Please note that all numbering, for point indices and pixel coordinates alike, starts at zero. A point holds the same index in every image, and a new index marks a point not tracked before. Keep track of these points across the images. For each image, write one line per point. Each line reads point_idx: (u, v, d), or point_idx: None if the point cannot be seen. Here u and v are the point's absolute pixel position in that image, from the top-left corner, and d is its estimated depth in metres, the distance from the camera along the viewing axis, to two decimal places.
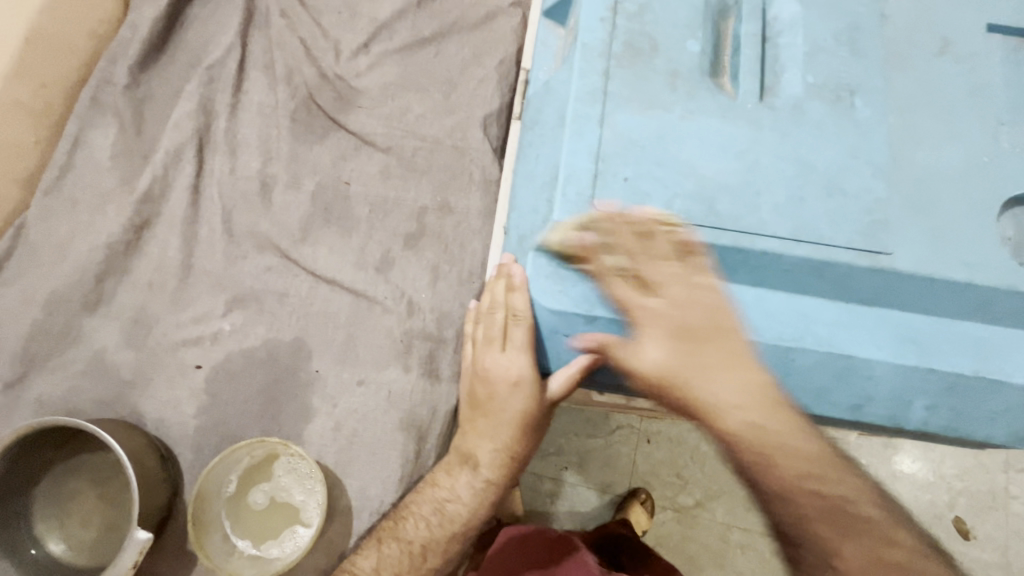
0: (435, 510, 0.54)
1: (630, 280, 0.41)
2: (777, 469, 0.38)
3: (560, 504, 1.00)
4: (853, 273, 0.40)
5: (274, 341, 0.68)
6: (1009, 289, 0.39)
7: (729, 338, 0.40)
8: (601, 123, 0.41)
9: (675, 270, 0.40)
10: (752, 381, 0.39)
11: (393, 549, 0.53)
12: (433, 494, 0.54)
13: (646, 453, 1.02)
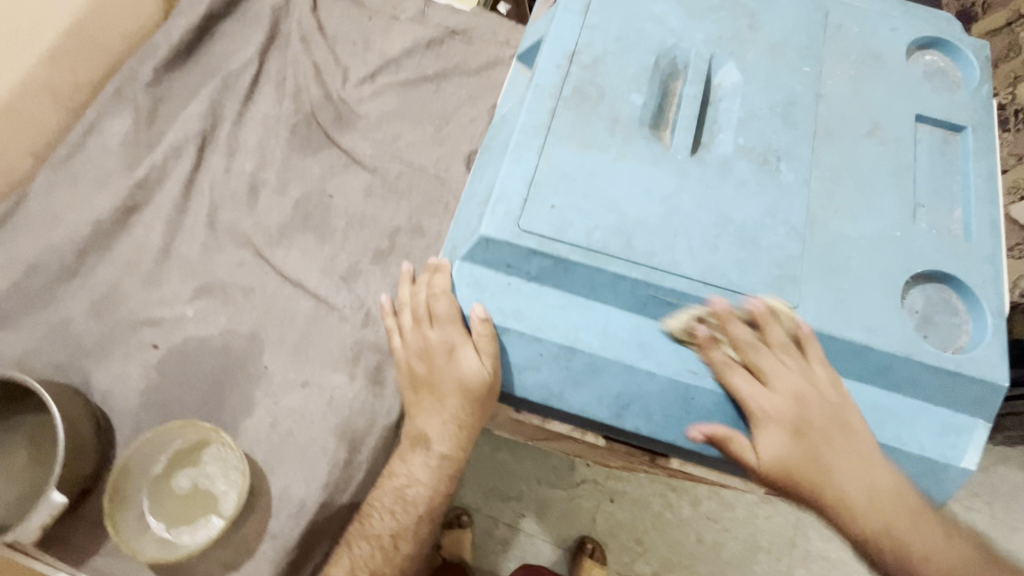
0: (396, 498, 0.53)
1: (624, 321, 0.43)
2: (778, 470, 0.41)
3: (514, 552, 1.01)
4: (757, 321, 0.42)
5: (231, 332, 0.70)
6: (906, 357, 0.41)
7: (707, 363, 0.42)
8: (539, 153, 0.45)
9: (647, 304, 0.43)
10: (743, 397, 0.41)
11: (364, 549, 0.52)
12: (391, 484, 0.53)
13: (607, 513, 1.03)
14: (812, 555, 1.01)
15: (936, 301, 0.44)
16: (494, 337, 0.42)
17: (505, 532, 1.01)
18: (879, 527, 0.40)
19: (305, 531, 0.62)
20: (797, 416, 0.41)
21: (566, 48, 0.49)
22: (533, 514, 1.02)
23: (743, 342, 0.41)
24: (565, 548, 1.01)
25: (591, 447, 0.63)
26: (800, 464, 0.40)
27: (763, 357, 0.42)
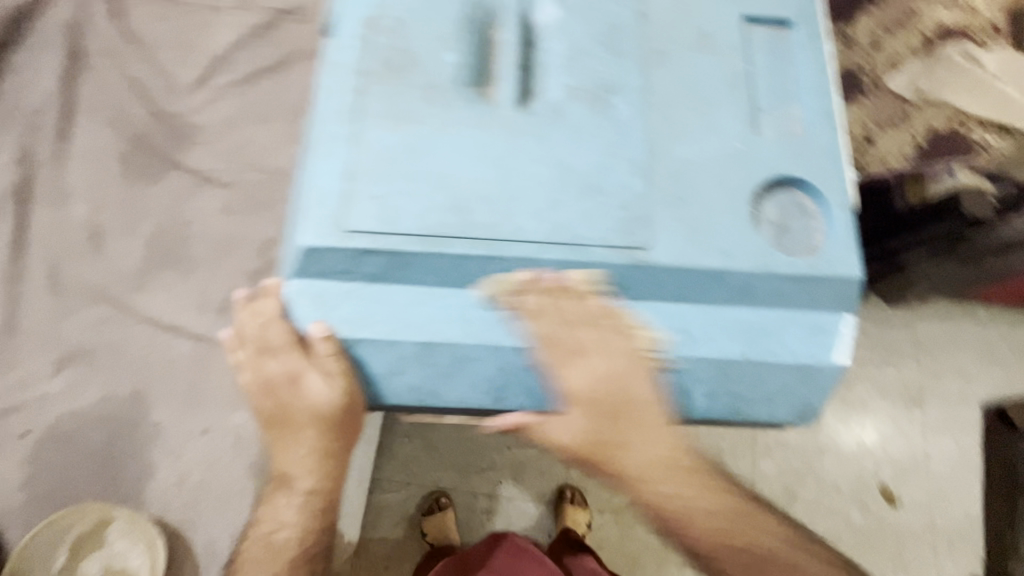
0: (264, 542, 0.50)
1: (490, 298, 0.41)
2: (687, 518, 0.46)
3: (498, 522, 0.97)
4: (614, 271, 0.40)
5: (109, 397, 0.64)
6: (763, 272, 0.40)
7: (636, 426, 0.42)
8: (351, 142, 0.40)
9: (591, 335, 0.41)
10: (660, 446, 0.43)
11: None
12: (260, 529, 0.50)
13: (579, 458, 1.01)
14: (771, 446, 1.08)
15: (790, 206, 0.43)
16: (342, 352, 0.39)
17: (485, 503, 0.97)
18: (673, 492, 0.45)
19: None
20: (620, 398, 0.41)
21: (362, 15, 0.44)
22: (509, 479, 0.99)
23: (581, 318, 0.40)
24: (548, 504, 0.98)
25: None
26: (608, 436, 0.42)
27: (580, 335, 0.41)
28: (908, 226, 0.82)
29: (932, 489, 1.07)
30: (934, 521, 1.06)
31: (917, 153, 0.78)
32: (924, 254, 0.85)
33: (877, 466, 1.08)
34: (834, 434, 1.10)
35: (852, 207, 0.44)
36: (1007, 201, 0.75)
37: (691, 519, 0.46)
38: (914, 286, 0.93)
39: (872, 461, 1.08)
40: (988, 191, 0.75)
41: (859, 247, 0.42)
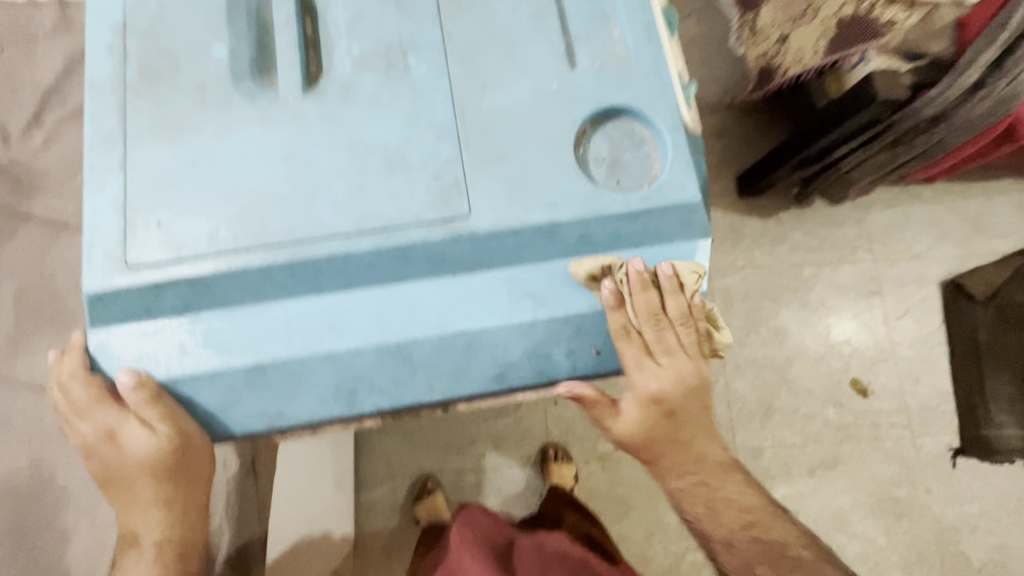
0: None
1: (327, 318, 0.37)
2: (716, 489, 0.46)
3: (489, 493, 0.94)
4: (435, 248, 0.37)
5: (9, 473, 0.61)
6: (594, 216, 0.38)
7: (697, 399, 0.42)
8: (121, 167, 0.36)
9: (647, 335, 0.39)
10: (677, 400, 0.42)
11: None
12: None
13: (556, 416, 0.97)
14: (742, 363, 1.08)
15: (620, 137, 0.40)
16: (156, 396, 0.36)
17: (473, 478, 0.94)
18: (695, 476, 0.45)
19: None
20: (677, 398, 0.41)
21: (112, 23, 0.39)
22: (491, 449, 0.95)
23: (646, 314, 0.38)
24: (534, 465, 0.94)
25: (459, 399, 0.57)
26: (660, 437, 0.43)
27: (642, 335, 0.39)
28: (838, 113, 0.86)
29: (901, 373, 1.09)
30: (908, 403, 1.08)
31: (829, 41, 0.78)
32: (854, 139, 0.88)
33: (845, 362, 1.09)
34: (802, 342, 1.10)
35: (684, 125, 0.41)
36: (922, 76, 0.77)
37: (715, 516, 0.46)
38: (855, 171, 0.95)
39: (840, 358, 1.09)
40: (897, 72, 0.77)
41: (693, 167, 0.39)
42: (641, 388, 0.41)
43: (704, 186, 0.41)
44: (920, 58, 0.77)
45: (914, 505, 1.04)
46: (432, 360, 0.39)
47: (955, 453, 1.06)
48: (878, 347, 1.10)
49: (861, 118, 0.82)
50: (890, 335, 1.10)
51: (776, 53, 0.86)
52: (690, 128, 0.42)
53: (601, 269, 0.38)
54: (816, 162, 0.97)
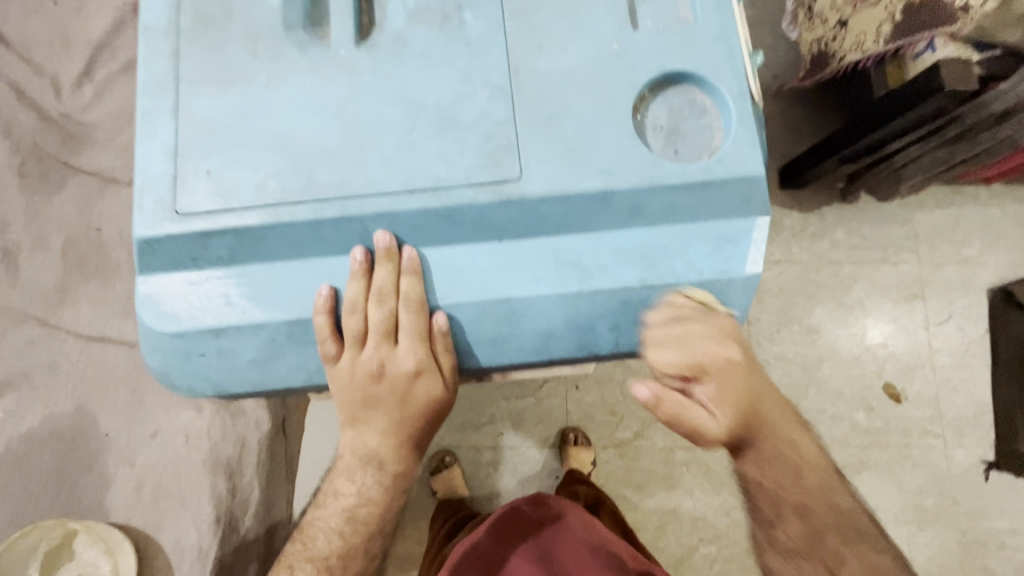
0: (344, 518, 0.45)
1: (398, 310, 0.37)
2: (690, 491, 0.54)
3: (506, 473, 0.87)
4: (483, 211, 0.36)
5: (54, 416, 0.63)
6: (650, 186, 0.36)
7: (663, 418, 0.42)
8: (174, 113, 0.36)
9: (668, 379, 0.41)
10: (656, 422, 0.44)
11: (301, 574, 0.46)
12: (334, 504, 0.45)
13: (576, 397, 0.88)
14: (771, 360, 1.04)
15: (684, 105, 0.38)
16: (232, 343, 0.37)
17: (490, 456, 0.86)
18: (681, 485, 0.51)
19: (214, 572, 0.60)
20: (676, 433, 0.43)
21: None
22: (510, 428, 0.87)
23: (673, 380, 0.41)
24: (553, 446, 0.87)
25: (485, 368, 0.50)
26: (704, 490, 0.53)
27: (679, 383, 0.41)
28: (901, 103, 0.80)
29: (938, 381, 1.05)
30: (942, 412, 1.03)
31: (892, 28, 0.73)
32: (910, 133, 0.84)
33: (879, 366, 1.05)
34: (835, 340, 1.05)
35: (749, 95, 0.38)
36: (989, 69, 0.73)
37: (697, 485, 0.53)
38: (910, 166, 0.92)
39: (872, 361, 1.04)
40: (965, 66, 0.71)
41: (757, 140, 0.37)
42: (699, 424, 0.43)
43: (765, 161, 0.39)
44: (992, 48, 0.72)
45: (937, 514, 1.01)
46: (474, 324, 0.38)
47: (988, 467, 1.02)
48: (917, 351, 1.06)
49: (925, 109, 0.77)
50: (929, 340, 1.04)
51: (832, 37, 0.82)
52: (756, 100, 0.40)
53: (658, 253, 0.38)
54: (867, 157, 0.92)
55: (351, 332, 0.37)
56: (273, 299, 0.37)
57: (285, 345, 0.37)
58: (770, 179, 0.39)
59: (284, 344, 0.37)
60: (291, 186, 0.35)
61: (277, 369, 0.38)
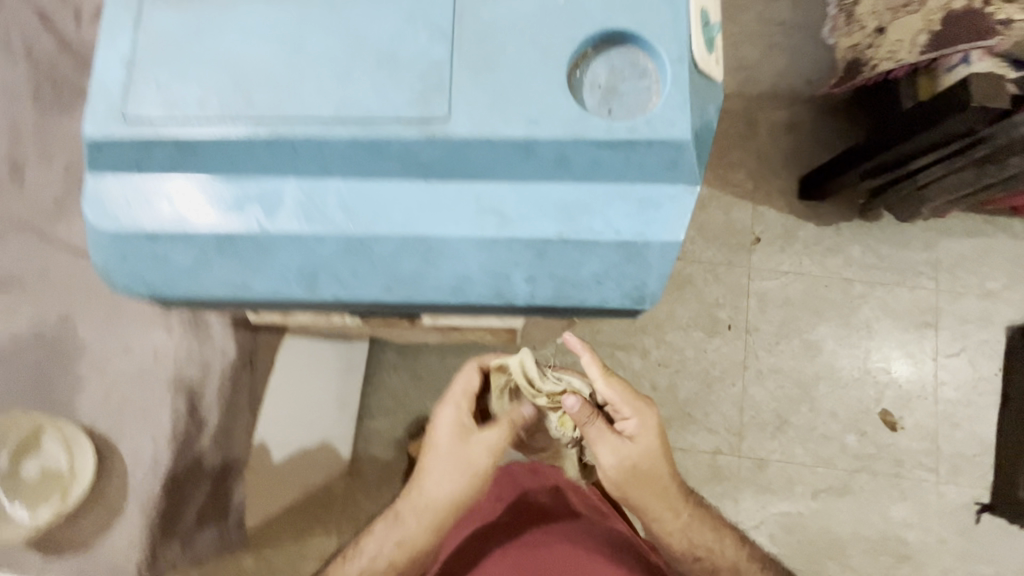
0: None
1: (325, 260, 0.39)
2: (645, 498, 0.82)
3: None
4: (409, 147, 0.37)
5: (39, 318, 0.67)
6: (573, 139, 0.36)
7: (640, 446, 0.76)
8: (134, 25, 0.38)
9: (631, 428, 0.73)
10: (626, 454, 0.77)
11: None
12: None
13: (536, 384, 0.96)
14: None
15: (623, 64, 0.38)
16: (166, 249, 0.39)
17: None
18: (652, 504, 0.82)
19: (165, 482, 0.65)
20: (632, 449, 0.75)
21: None
22: None
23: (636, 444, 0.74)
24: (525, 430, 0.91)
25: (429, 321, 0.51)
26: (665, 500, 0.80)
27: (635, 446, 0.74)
28: (931, 113, 1.09)
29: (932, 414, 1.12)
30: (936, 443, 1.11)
31: None
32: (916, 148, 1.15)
33: None
34: None
35: (691, 61, 0.38)
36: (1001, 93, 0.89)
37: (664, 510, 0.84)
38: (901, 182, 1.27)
39: None
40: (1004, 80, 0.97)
41: (689, 105, 0.37)
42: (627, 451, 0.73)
43: (700, 130, 0.39)
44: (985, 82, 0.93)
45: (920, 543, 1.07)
46: (393, 259, 0.39)
47: None
48: None
49: (960, 126, 1.03)
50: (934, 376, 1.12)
51: None
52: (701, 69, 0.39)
53: (579, 210, 0.38)
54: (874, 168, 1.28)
55: (278, 255, 0.39)
56: (208, 212, 0.39)
57: (214, 261, 0.39)
58: (699, 151, 0.38)
59: (216, 259, 0.39)
60: (230, 105, 0.37)
61: (208, 283, 0.40)
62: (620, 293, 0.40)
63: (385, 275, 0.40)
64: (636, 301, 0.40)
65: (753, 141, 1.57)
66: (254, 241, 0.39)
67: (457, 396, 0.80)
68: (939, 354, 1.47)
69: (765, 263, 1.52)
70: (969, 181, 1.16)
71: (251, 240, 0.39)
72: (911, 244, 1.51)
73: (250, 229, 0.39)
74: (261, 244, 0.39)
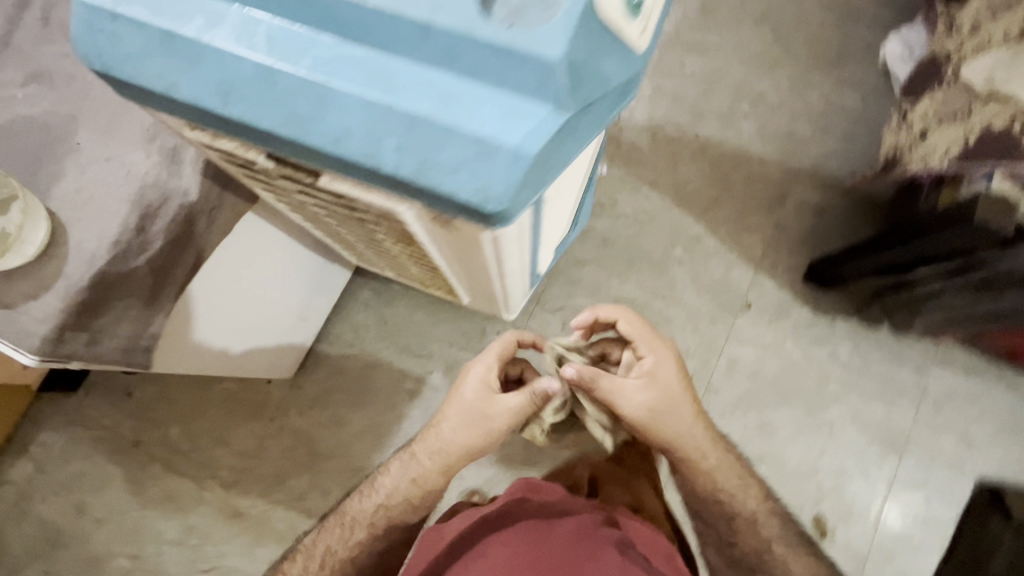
0: None
1: (241, 82, 0.45)
2: (685, 442, 0.96)
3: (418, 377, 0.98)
4: (331, 3, 0.43)
5: (52, 112, 0.77)
6: (463, 34, 0.41)
7: (671, 397, 0.93)
8: None
9: (653, 378, 0.92)
10: (663, 395, 0.93)
11: None
12: None
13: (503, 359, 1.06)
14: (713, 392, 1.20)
15: None
16: (124, 34, 0.46)
17: None
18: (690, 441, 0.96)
19: (92, 278, 0.72)
20: (659, 391, 0.92)
21: None
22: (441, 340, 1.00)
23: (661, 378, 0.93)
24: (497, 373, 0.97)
25: (338, 194, 0.56)
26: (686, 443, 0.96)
27: (659, 378, 0.92)
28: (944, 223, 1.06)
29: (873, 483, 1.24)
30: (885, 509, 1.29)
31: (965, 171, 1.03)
32: (932, 265, 1.12)
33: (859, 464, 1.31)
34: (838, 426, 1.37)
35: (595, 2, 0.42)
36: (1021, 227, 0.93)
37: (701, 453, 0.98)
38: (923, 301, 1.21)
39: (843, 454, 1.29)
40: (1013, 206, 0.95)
41: (573, 32, 0.40)
42: (641, 396, 0.91)
43: (585, 65, 0.42)
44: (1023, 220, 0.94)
45: None
46: (292, 96, 0.44)
47: None
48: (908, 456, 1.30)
49: (962, 242, 1.01)
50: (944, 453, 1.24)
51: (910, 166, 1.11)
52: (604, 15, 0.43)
53: (454, 100, 0.42)
54: (891, 275, 1.24)
55: (206, 66, 0.45)
56: (164, 13, 0.45)
57: (156, 56, 0.46)
58: (574, 82, 0.42)
59: (159, 56, 0.46)
60: None
61: (150, 76, 0.47)
62: (471, 187, 0.43)
63: (284, 109, 0.45)
64: (484, 201, 0.44)
65: (777, 211, 1.56)
66: (191, 50, 0.45)
67: (489, 356, 0.94)
68: (898, 480, 1.40)
69: (749, 330, 1.49)
70: (964, 305, 1.14)
71: (189, 47, 0.45)
72: (904, 361, 1.44)
73: (190, 37, 0.45)
74: (196, 54, 0.45)
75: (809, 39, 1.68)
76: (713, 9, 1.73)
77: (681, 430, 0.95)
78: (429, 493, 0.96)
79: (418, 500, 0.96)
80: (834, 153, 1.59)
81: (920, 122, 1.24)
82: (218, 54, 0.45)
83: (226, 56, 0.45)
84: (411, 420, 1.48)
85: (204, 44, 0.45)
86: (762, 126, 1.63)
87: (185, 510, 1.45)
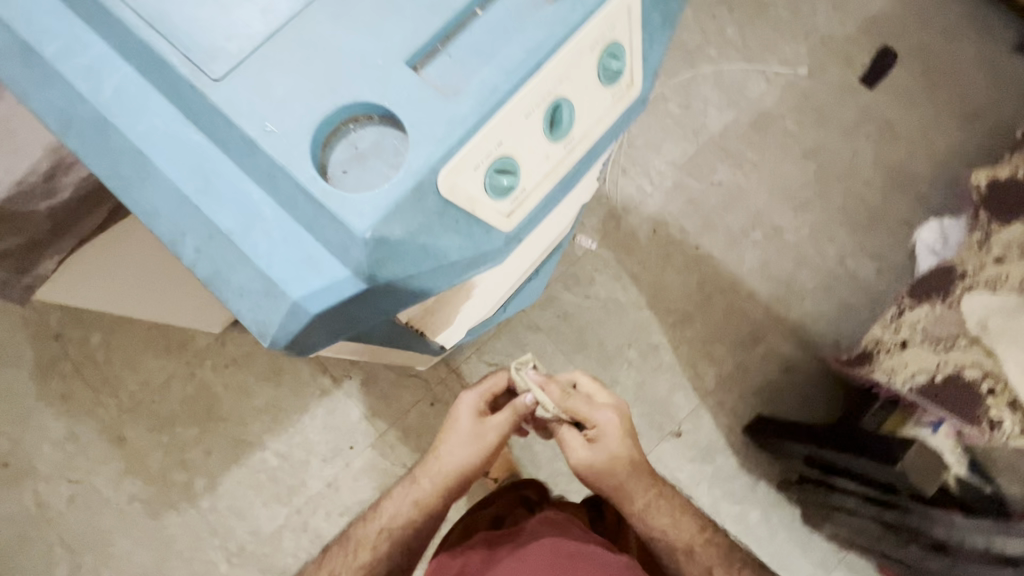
0: None
1: (83, 122, 0.43)
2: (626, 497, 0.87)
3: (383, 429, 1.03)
4: (176, 82, 0.40)
5: None
6: (281, 167, 0.38)
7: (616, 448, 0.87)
8: None
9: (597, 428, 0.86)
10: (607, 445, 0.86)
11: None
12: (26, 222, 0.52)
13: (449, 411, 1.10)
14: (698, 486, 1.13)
15: (387, 146, 0.40)
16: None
17: None
18: (636, 500, 0.87)
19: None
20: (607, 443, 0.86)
21: None
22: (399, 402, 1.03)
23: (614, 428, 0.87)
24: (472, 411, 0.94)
25: None
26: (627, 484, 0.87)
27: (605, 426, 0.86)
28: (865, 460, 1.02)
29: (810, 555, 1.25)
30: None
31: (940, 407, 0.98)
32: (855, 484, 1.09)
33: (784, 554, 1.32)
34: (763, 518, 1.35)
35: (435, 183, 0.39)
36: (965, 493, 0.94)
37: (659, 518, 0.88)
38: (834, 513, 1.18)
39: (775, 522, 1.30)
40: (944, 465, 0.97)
41: (384, 215, 0.37)
42: (584, 444, 0.86)
43: (402, 240, 0.39)
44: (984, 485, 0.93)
45: None
46: (121, 155, 0.42)
47: None
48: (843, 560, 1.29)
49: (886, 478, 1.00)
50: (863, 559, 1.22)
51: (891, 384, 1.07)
52: (449, 195, 0.40)
53: (261, 227, 0.40)
54: (818, 472, 1.19)
55: (57, 93, 0.43)
56: (36, 26, 0.44)
57: (18, 64, 0.44)
58: (375, 261, 0.38)
59: (19, 64, 0.44)
60: None
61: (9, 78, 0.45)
62: (252, 317, 0.41)
63: (112, 163, 0.43)
64: (261, 335, 0.41)
65: (744, 352, 1.49)
66: (47, 73, 0.43)
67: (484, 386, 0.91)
68: None
69: (670, 458, 1.43)
70: (868, 533, 1.09)
71: (46, 69, 0.43)
72: (809, 551, 1.37)
73: (48, 61, 0.43)
74: (51, 78, 0.44)
75: (847, 193, 1.60)
76: (765, 127, 1.65)
77: (625, 486, 0.87)
78: (432, 520, 0.88)
79: (420, 525, 0.87)
80: (824, 316, 1.52)
81: (908, 330, 1.11)
82: (68, 86, 0.43)
83: (75, 93, 0.43)
84: (313, 415, 1.45)
85: (58, 72, 0.43)
86: (766, 261, 1.56)
87: (72, 418, 1.43)
